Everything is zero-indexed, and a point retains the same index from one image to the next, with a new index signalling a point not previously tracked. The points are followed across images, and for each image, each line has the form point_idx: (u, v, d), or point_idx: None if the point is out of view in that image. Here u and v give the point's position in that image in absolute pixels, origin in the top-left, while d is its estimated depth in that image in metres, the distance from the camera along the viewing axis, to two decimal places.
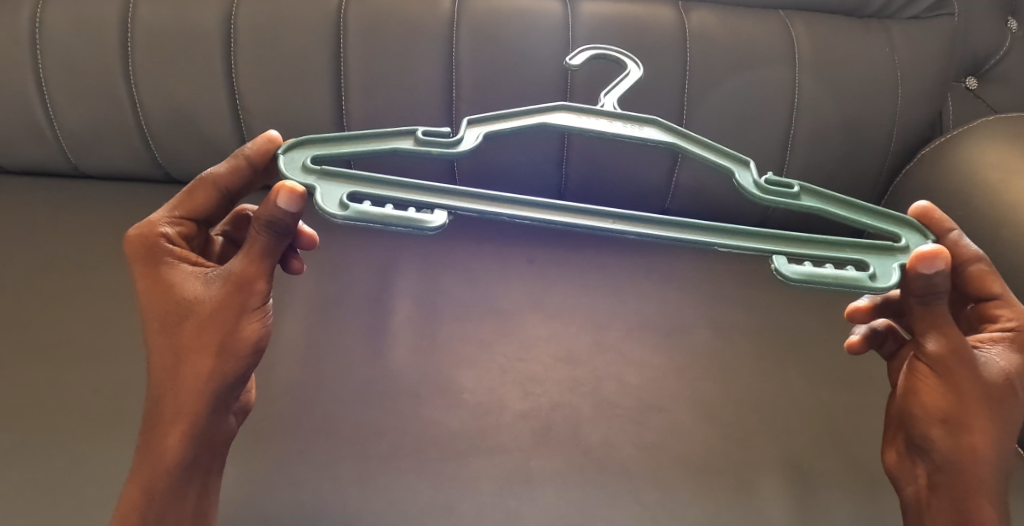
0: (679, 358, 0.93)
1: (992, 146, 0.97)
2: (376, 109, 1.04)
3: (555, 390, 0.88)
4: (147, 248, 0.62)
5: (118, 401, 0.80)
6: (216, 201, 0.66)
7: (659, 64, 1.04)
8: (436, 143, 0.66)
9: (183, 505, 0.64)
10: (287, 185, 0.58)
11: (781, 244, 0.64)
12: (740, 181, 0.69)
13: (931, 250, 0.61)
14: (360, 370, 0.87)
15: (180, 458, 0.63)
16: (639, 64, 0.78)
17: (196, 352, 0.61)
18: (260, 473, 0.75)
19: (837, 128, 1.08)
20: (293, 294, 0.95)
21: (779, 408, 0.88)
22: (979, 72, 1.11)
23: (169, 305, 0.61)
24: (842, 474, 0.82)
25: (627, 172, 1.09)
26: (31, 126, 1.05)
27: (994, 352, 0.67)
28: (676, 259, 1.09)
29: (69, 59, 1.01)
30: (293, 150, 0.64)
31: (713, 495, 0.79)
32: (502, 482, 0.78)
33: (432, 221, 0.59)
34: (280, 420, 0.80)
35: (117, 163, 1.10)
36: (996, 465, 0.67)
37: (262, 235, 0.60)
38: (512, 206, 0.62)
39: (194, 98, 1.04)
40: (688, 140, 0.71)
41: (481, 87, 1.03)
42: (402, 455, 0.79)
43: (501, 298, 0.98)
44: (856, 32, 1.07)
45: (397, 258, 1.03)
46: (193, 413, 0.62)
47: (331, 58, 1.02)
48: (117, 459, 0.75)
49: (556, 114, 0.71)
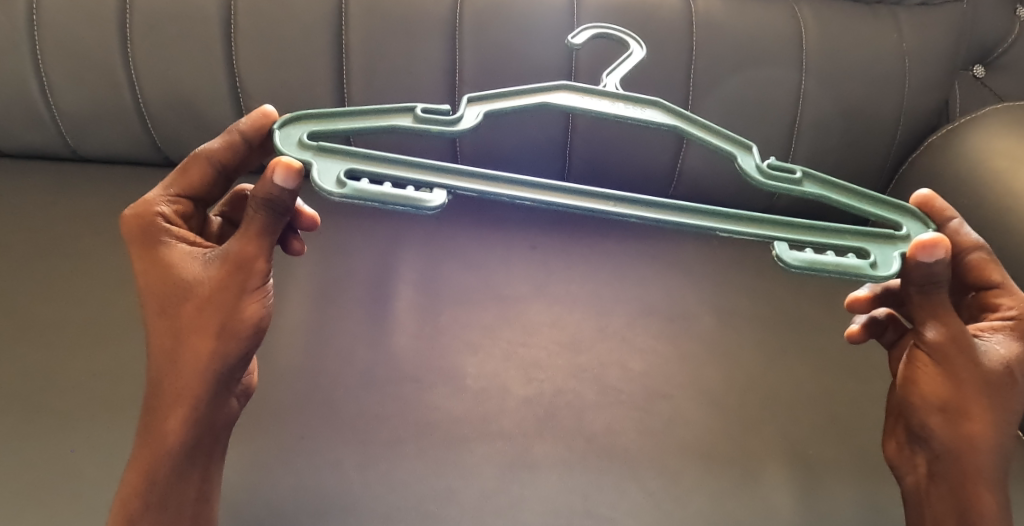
0: (682, 345, 0.93)
1: (999, 135, 0.96)
2: (377, 92, 1.03)
3: (557, 376, 0.87)
4: (143, 228, 0.62)
5: (117, 385, 0.79)
6: (211, 178, 0.66)
7: (665, 48, 1.02)
8: (436, 121, 0.65)
9: (185, 489, 0.64)
10: (283, 161, 0.57)
11: (782, 230, 0.64)
12: (743, 165, 0.68)
13: (931, 238, 0.61)
14: (360, 354, 0.86)
15: (181, 442, 0.62)
16: (642, 45, 0.78)
17: (196, 333, 0.61)
18: (260, 458, 0.75)
19: (842, 115, 1.07)
20: (293, 276, 0.94)
21: (783, 396, 0.88)
22: (987, 60, 1.10)
23: (168, 285, 0.61)
24: (846, 464, 0.82)
25: (630, 157, 1.09)
26: (29, 109, 1.04)
27: (995, 340, 0.67)
28: (680, 245, 1.08)
29: (68, 40, 1.00)
30: (288, 126, 0.63)
31: (716, 483, 0.79)
32: (504, 468, 0.77)
33: (431, 200, 0.58)
34: (281, 405, 0.80)
35: (115, 147, 1.09)
36: (996, 453, 0.66)
37: (259, 213, 0.59)
38: (512, 186, 0.61)
39: (194, 81, 1.03)
40: (691, 123, 0.70)
41: (485, 70, 1.02)
42: (403, 440, 0.78)
43: (503, 282, 0.98)
44: (864, 18, 1.05)
45: (399, 242, 1.02)
46: (195, 395, 0.62)
47: (333, 39, 1.01)
48: (116, 446, 0.74)
49: (557, 93, 0.70)
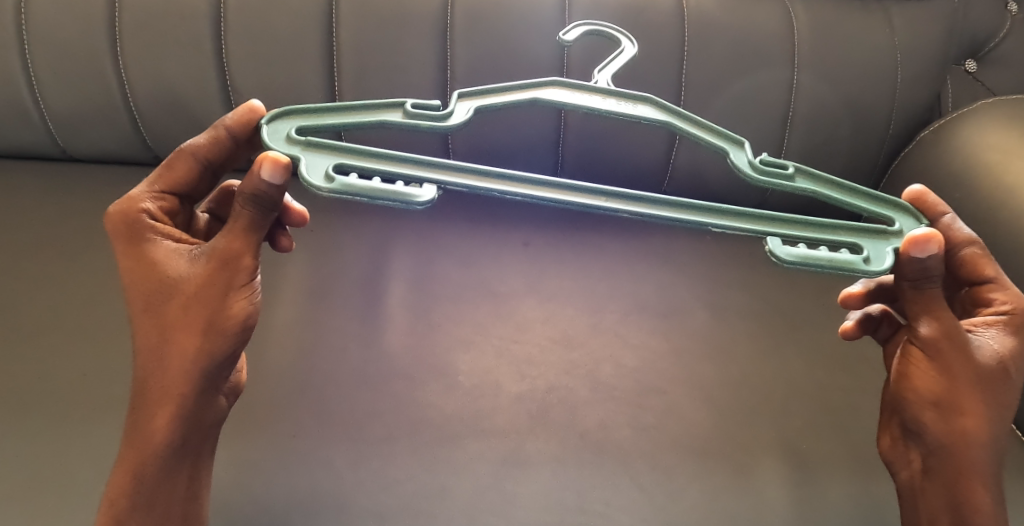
0: (676, 340, 0.92)
1: (991, 129, 0.96)
2: (369, 89, 1.03)
3: (551, 373, 0.87)
4: (128, 224, 0.61)
5: (107, 385, 0.79)
6: (196, 174, 0.65)
7: (658, 43, 1.02)
8: (426, 116, 0.64)
9: (174, 488, 0.63)
10: (270, 156, 0.56)
11: (775, 226, 0.63)
12: (735, 160, 0.68)
13: (924, 233, 0.60)
14: (353, 351, 0.86)
15: (168, 441, 0.61)
16: (634, 41, 0.77)
17: (182, 330, 0.60)
18: (250, 457, 0.74)
19: (835, 111, 1.07)
20: (285, 274, 0.93)
21: (777, 391, 0.88)
22: (979, 54, 1.10)
23: (154, 282, 0.60)
24: (841, 459, 0.81)
25: (623, 153, 1.08)
26: (18, 110, 1.03)
27: (988, 335, 0.67)
28: (673, 241, 1.08)
29: (56, 40, 0.99)
30: (277, 121, 0.62)
31: (711, 478, 0.78)
32: (497, 465, 0.77)
33: (421, 195, 0.57)
34: (273, 403, 0.79)
35: (105, 146, 1.08)
36: (989, 448, 0.66)
37: (247, 209, 0.58)
38: (503, 181, 0.60)
39: (184, 79, 1.02)
40: (682, 118, 0.69)
41: (477, 67, 1.02)
42: (395, 437, 0.78)
43: (496, 279, 0.97)
44: (856, 14, 1.05)
45: (391, 239, 1.01)
46: (182, 393, 0.61)
47: (324, 37, 1.01)
48: (104, 446, 0.73)
49: (548, 89, 0.70)
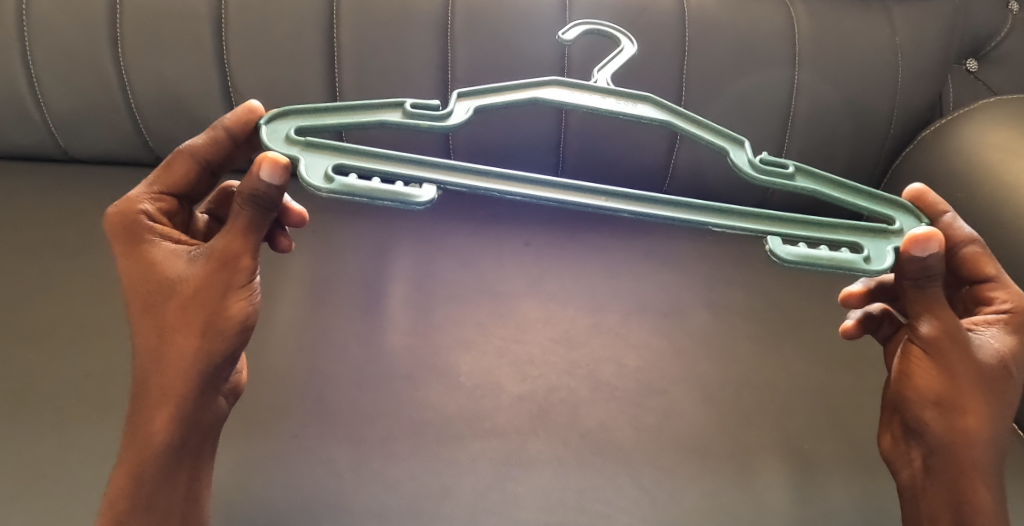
0: (677, 340, 0.92)
1: (992, 128, 0.96)
2: (369, 89, 1.03)
3: (552, 373, 0.87)
4: (126, 225, 0.61)
5: (108, 386, 0.79)
6: (195, 174, 0.65)
7: (658, 43, 1.02)
8: (426, 116, 0.64)
9: (174, 488, 0.63)
10: (269, 156, 0.56)
11: (775, 225, 0.63)
12: (735, 160, 0.68)
13: (925, 232, 0.60)
14: (354, 351, 0.86)
15: (168, 441, 0.62)
16: (633, 40, 0.77)
17: (181, 331, 0.60)
18: (252, 458, 0.74)
19: (836, 110, 1.06)
20: (286, 274, 0.93)
21: (778, 391, 0.87)
22: (980, 54, 1.10)
23: (153, 283, 0.60)
24: (842, 459, 0.81)
25: (624, 153, 1.08)
26: (20, 111, 1.03)
27: (989, 333, 0.67)
28: (674, 240, 1.07)
29: (58, 41, 0.99)
30: (276, 121, 0.62)
31: (712, 478, 0.78)
32: (498, 465, 0.77)
33: (420, 195, 0.57)
34: (274, 404, 0.79)
35: (107, 147, 1.08)
36: (991, 447, 0.66)
37: (246, 209, 0.58)
38: (503, 181, 0.60)
39: (185, 80, 1.02)
40: (682, 118, 0.69)
41: (478, 67, 1.02)
42: (396, 438, 0.78)
43: (496, 279, 0.97)
44: (857, 13, 1.05)
45: (391, 240, 1.01)
46: (181, 394, 0.61)
47: (324, 38, 1.01)
48: (106, 447, 0.74)
49: (548, 88, 0.70)
